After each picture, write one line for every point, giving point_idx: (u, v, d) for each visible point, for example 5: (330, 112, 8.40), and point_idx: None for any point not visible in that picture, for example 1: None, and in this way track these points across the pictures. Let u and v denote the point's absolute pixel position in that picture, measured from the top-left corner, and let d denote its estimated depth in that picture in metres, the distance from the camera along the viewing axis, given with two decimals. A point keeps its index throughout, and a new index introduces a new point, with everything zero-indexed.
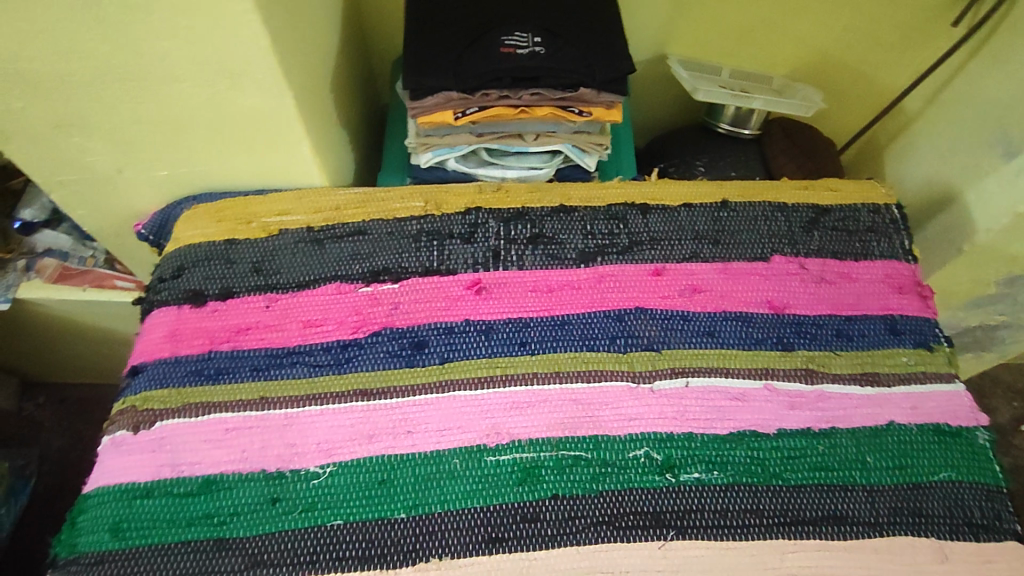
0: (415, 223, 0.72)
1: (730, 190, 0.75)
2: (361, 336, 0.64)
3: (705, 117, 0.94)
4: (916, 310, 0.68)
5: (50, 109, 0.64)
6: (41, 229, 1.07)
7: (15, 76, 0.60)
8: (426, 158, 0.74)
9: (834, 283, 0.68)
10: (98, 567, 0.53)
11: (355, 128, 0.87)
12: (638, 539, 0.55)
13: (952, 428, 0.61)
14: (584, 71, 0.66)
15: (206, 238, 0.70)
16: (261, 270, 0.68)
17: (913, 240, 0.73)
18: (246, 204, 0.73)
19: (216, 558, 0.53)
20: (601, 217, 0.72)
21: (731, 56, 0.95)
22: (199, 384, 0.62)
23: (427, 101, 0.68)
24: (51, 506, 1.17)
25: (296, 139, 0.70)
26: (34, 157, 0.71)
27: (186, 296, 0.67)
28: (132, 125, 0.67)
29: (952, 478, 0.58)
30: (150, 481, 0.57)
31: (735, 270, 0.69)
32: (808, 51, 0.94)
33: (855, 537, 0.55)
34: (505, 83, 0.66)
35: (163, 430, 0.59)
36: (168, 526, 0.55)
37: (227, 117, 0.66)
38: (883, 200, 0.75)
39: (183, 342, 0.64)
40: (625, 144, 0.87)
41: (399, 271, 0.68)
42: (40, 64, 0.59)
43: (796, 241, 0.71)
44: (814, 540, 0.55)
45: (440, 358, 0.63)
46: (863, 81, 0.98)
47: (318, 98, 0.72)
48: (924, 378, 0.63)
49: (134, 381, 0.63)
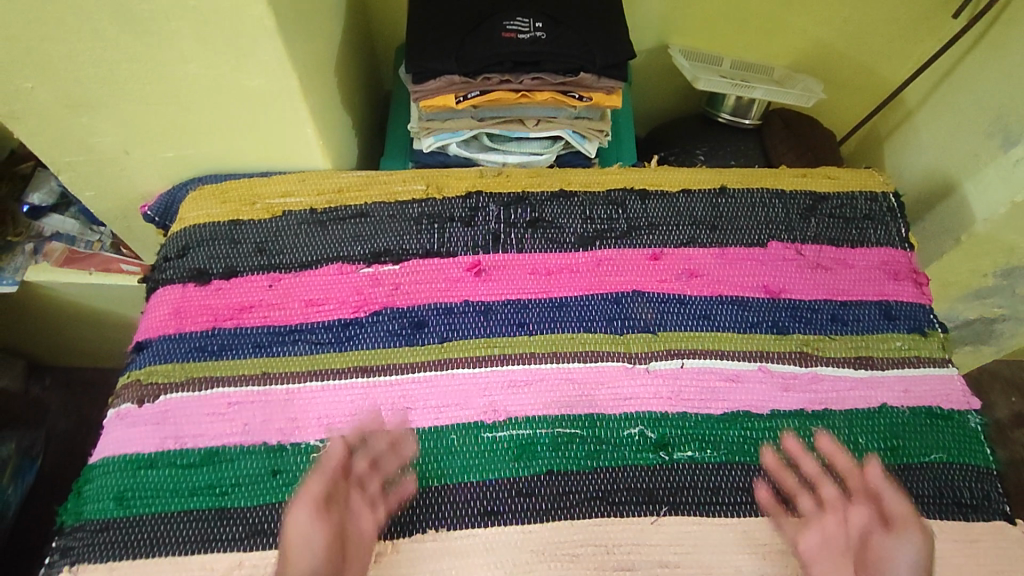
0: (416, 206, 0.73)
1: (729, 177, 0.75)
2: (362, 315, 0.65)
3: (706, 107, 0.95)
4: (911, 296, 0.68)
5: (59, 89, 0.65)
6: (48, 213, 1.11)
7: (25, 56, 0.61)
8: (428, 143, 0.76)
9: (831, 269, 0.69)
10: (102, 534, 0.54)
11: (359, 113, 0.88)
12: (632, 514, 0.55)
13: (943, 412, 0.61)
14: (584, 56, 0.67)
15: (210, 218, 0.72)
16: (265, 250, 0.69)
17: (910, 228, 0.73)
18: (250, 185, 0.74)
19: (218, 527, 0.55)
20: (600, 202, 0.73)
21: (733, 46, 0.96)
22: (203, 359, 0.63)
23: (429, 84, 0.69)
24: (56, 487, 1.18)
25: (299, 122, 0.71)
26: (44, 137, 0.72)
27: (191, 275, 0.68)
28: (139, 105, 0.68)
29: (943, 459, 0.59)
30: (154, 452, 0.58)
31: (732, 255, 0.69)
32: (810, 43, 0.94)
33: None
34: (506, 66, 0.67)
35: (166, 403, 0.60)
36: (172, 496, 0.56)
37: (233, 98, 0.67)
38: (881, 189, 0.75)
39: (187, 319, 0.65)
40: (626, 132, 0.87)
41: (400, 253, 0.69)
42: (50, 44, 0.60)
43: (793, 227, 0.71)
44: None
45: (439, 337, 0.64)
46: (864, 73, 0.98)
47: (322, 81, 0.73)
48: (917, 362, 0.64)
49: (139, 357, 0.64)
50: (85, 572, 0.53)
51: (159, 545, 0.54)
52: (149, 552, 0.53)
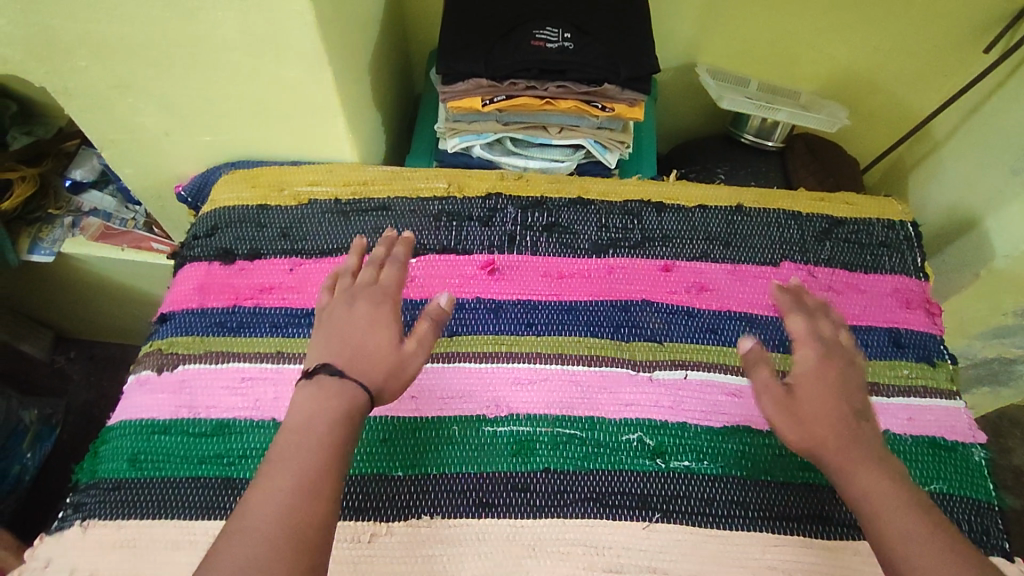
0: (437, 203, 0.75)
1: (746, 195, 0.76)
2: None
3: (730, 127, 0.96)
4: (922, 325, 0.68)
5: (108, 69, 0.69)
6: (88, 189, 1.16)
7: (80, 36, 0.65)
8: (452, 143, 0.78)
9: (842, 293, 0.69)
10: (114, 493, 0.57)
11: (389, 111, 0.91)
12: (624, 518, 0.56)
13: (947, 443, 0.61)
14: (608, 68, 0.69)
15: (240, 201, 0.75)
16: (289, 236, 0.72)
17: (926, 258, 0.73)
18: (279, 173, 0.77)
19: (223, 495, 0.56)
20: (616, 212, 0.74)
21: (760, 69, 0.97)
22: (221, 335, 0.65)
23: (458, 86, 0.71)
24: (72, 456, 1.22)
25: (331, 114, 0.74)
26: (91, 114, 0.76)
27: (216, 254, 0.71)
28: (182, 89, 0.72)
29: (943, 491, 0.58)
30: (168, 419, 0.60)
31: (743, 272, 0.70)
32: (837, 70, 0.95)
33: (837, 537, 0.56)
34: (532, 73, 0.69)
35: (184, 373, 0.63)
36: (181, 462, 0.58)
37: (270, 88, 0.71)
38: (899, 217, 0.75)
39: (209, 296, 0.68)
40: (648, 145, 0.88)
41: (418, 247, 0.71)
42: (104, 26, 0.64)
43: (807, 249, 0.72)
44: (797, 537, 0.56)
45: (449, 330, 0.66)
46: (891, 103, 0.98)
47: (356, 77, 0.76)
48: (923, 391, 0.64)
49: (162, 328, 0.67)
50: (94, 527, 0.55)
51: (165, 507, 0.56)
52: (155, 513, 0.55)
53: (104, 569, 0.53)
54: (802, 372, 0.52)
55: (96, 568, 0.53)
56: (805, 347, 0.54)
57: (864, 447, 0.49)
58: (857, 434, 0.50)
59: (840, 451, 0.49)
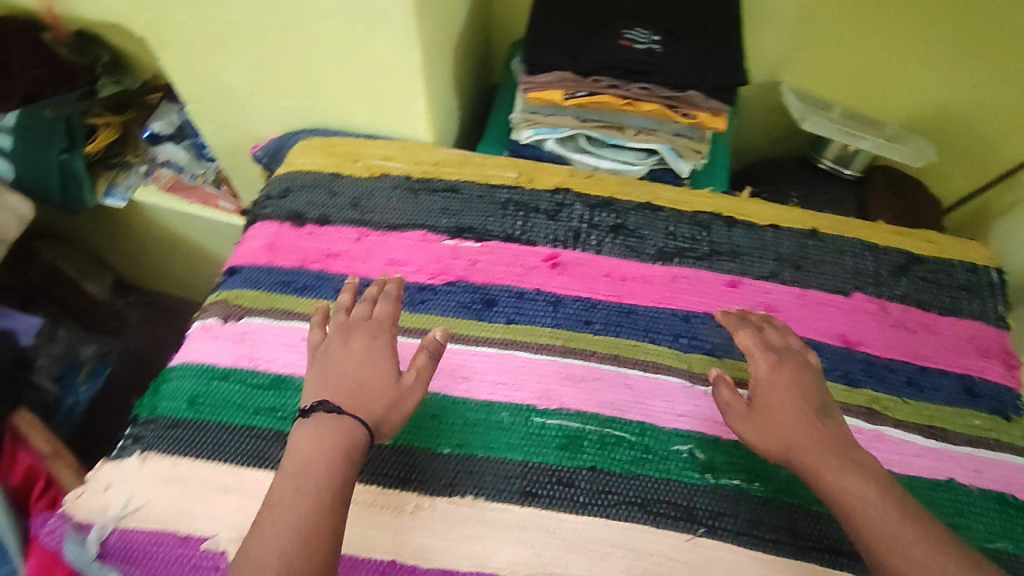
0: (505, 191, 0.75)
1: (821, 220, 0.74)
2: (438, 282, 0.68)
3: (809, 150, 0.93)
4: (998, 376, 0.65)
5: (206, 25, 0.71)
6: (163, 141, 1.19)
7: None
8: (526, 134, 0.77)
9: (915, 332, 0.66)
10: (172, 430, 0.59)
11: (465, 96, 0.91)
12: (668, 528, 0.55)
13: (1015, 502, 0.58)
14: (698, 74, 0.67)
15: (314, 167, 0.76)
16: (358, 206, 0.73)
17: (1008, 308, 0.70)
18: (354, 144, 0.78)
19: (273, 447, 0.57)
20: (686, 221, 0.73)
21: (847, 94, 0.94)
22: (285, 293, 0.67)
23: (543, 78, 0.69)
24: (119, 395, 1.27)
25: (412, 92, 0.74)
26: (183, 67, 0.78)
27: (287, 215, 0.72)
28: (273, 51, 0.73)
29: (1006, 550, 0.55)
30: (229, 366, 0.62)
31: (812, 298, 0.68)
32: (930, 103, 0.91)
33: None
34: (617, 72, 0.67)
35: (248, 325, 0.64)
36: (238, 409, 0.59)
37: (356, 59, 0.71)
38: (982, 262, 0.72)
39: (278, 255, 0.70)
40: (721, 158, 0.86)
41: (483, 232, 0.71)
42: None
43: (881, 283, 0.69)
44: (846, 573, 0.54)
45: (505, 318, 0.66)
46: (982, 144, 0.94)
47: (441, 58, 0.76)
48: (993, 445, 0.61)
49: (230, 280, 0.69)
50: (152, 460, 0.57)
51: (218, 450, 0.57)
52: (208, 455, 0.57)
53: (158, 501, 0.55)
54: (761, 393, 0.55)
55: (151, 499, 0.55)
56: (757, 360, 0.57)
57: (824, 441, 0.52)
58: (822, 433, 0.52)
59: (809, 455, 0.51)
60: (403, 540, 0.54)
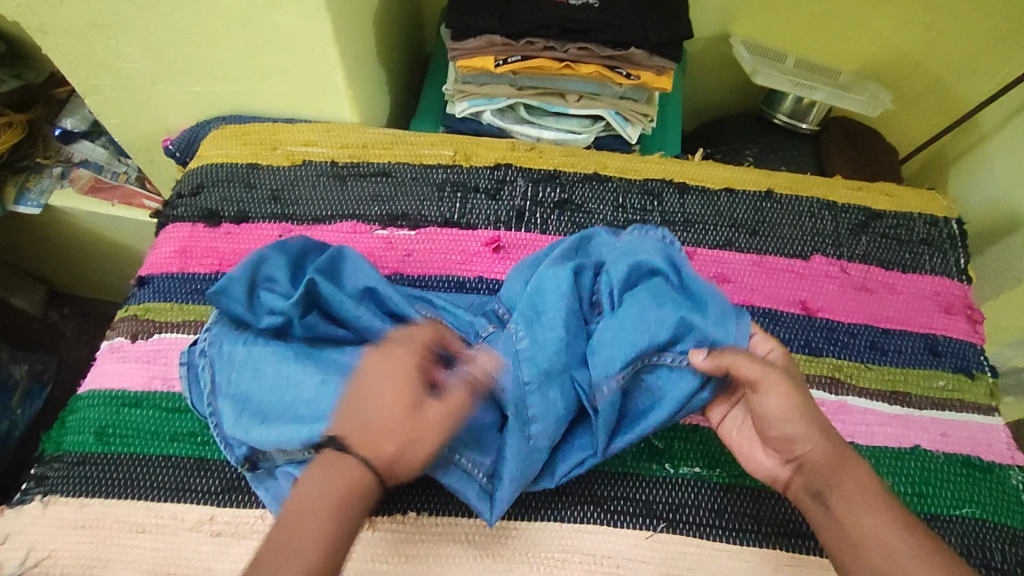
0: (442, 171, 0.69)
1: (777, 180, 0.70)
2: (915, 336, 0.62)
3: (762, 106, 0.88)
4: (961, 333, 0.63)
5: (89, 7, 0.61)
6: (80, 139, 1.00)
7: None
8: (461, 107, 0.72)
9: (875, 293, 0.64)
10: (81, 467, 0.54)
11: (401, 68, 0.85)
12: (625, 526, 0.53)
13: (982, 463, 0.57)
14: (639, 29, 0.63)
15: (229, 159, 0.70)
16: (279, 199, 0.67)
17: (970, 260, 0.68)
18: (272, 129, 0.71)
19: (193, 477, 0.54)
20: (635, 190, 0.68)
21: (801, 48, 0.88)
22: (202, 302, 0.62)
23: (470, 43, 0.65)
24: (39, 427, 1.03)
25: (330, 69, 0.66)
26: (69, 57, 0.68)
27: (201, 214, 0.67)
28: (162, 30, 0.63)
29: (975, 515, 0.54)
30: (141, 391, 0.57)
31: (769, 264, 0.65)
32: (883, 49, 0.86)
33: None
34: (552, 32, 0.63)
35: (160, 342, 0.60)
36: (153, 439, 0.55)
37: (267, 38, 0.62)
38: (943, 213, 0.69)
39: (190, 259, 0.64)
40: (672, 120, 0.80)
41: (419, 219, 0.66)
42: None
43: (841, 243, 0.66)
44: (788, 553, 0.52)
45: (855, 358, 0.61)
46: (935, 88, 0.89)
47: (360, 30, 0.68)
48: (957, 406, 0.59)
49: (140, 292, 0.63)
50: (55, 503, 0.53)
51: (132, 486, 0.53)
52: (123, 493, 0.53)
53: (63, 548, 0.51)
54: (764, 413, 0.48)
55: (55, 548, 0.51)
56: (777, 389, 0.47)
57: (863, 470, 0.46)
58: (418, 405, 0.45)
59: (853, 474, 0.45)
60: (425, 563, 0.51)
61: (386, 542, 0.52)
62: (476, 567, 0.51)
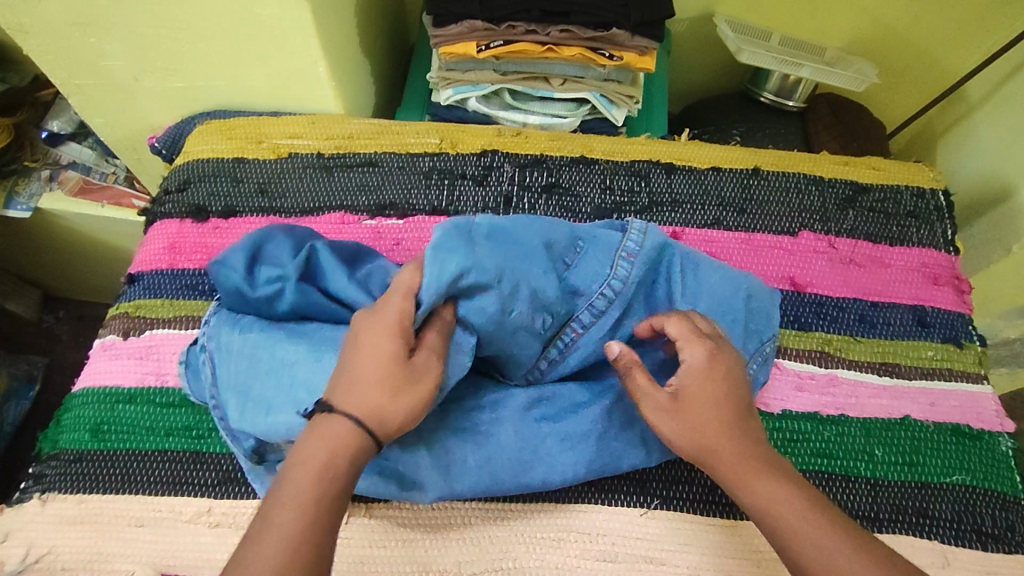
0: (428, 159, 0.69)
1: (764, 157, 0.71)
2: (902, 308, 0.63)
3: (749, 85, 0.88)
4: (950, 304, 0.63)
5: (67, 4, 0.61)
6: (67, 141, 1.00)
7: None
8: (446, 95, 0.71)
9: (864, 266, 0.64)
10: (77, 464, 0.55)
11: (385, 57, 0.84)
12: (619, 504, 0.53)
13: (972, 431, 0.57)
14: (621, 9, 0.62)
15: (215, 154, 0.70)
16: (266, 192, 0.67)
17: (957, 231, 0.68)
18: (257, 123, 0.71)
19: (190, 470, 0.54)
20: (622, 172, 0.68)
21: (787, 25, 0.88)
22: (192, 298, 0.62)
23: (452, 29, 0.65)
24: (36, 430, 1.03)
25: (312, 60, 0.65)
26: (49, 56, 0.67)
27: (189, 210, 0.67)
28: (142, 25, 0.62)
29: (965, 482, 0.55)
30: (135, 387, 0.58)
31: (757, 242, 0.65)
32: (868, 23, 0.86)
33: None
34: (533, 15, 0.63)
35: (152, 338, 0.60)
36: (148, 434, 0.56)
37: (247, 29, 0.62)
38: (929, 185, 0.70)
39: (179, 255, 0.64)
40: (658, 101, 0.80)
41: (406, 207, 0.66)
42: None
43: (828, 218, 0.67)
44: None
45: (842, 331, 0.61)
46: (922, 60, 0.89)
47: (341, 19, 0.67)
48: (947, 375, 0.60)
49: (130, 290, 0.63)
50: (53, 501, 0.53)
51: (129, 481, 0.54)
52: (120, 488, 0.53)
53: (62, 545, 0.52)
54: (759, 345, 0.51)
55: (54, 545, 0.52)
56: (692, 346, 0.48)
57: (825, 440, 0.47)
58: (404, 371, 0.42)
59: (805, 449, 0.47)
60: (422, 547, 0.51)
61: (383, 528, 0.52)
62: (473, 549, 0.51)
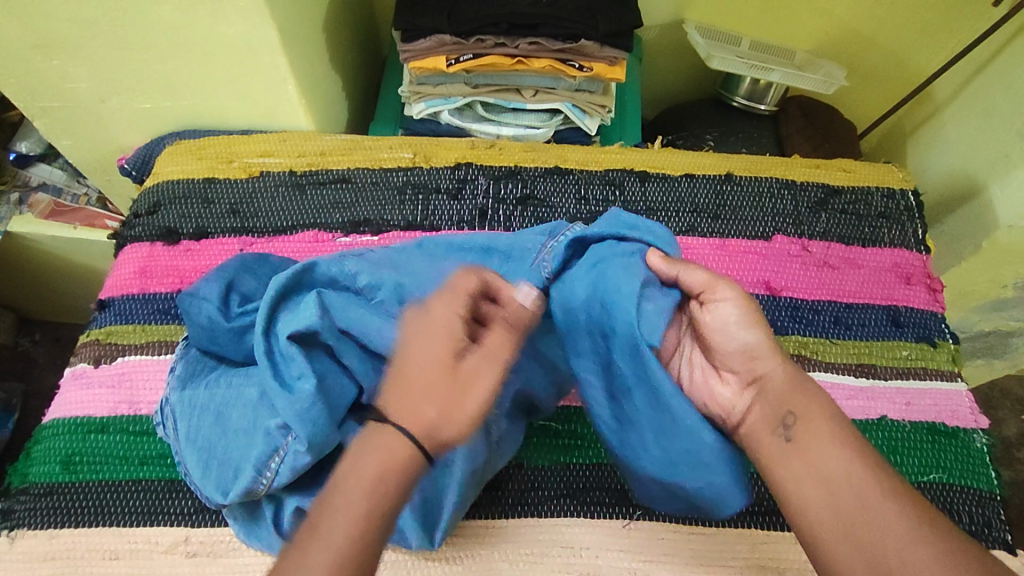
0: (402, 173, 0.69)
1: (736, 163, 0.71)
2: (876, 308, 0.63)
3: (720, 89, 0.89)
4: (922, 302, 0.64)
5: (26, 28, 0.60)
6: (37, 163, 0.98)
7: None
8: (417, 109, 0.71)
9: (838, 269, 0.65)
10: (48, 498, 0.53)
11: (357, 70, 0.84)
12: (603, 517, 0.53)
13: (947, 428, 0.58)
14: (588, 20, 0.63)
15: (185, 174, 0.69)
16: (238, 212, 0.66)
17: (928, 231, 0.69)
18: (228, 142, 0.70)
19: (165, 499, 0.53)
20: (596, 182, 0.68)
21: (756, 29, 0.89)
22: (164, 323, 0.61)
23: (420, 43, 0.65)
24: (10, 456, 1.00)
25: (281, 77, 0.65)
26: (11, 80, 0.66)
27: (159, 232, 0.65)
28: (106, 46, 0.61)
29: (942, 480, 0.55)
30: (107, 416, 0.57)
31: (732, 247, 0.66)
32: (835, 27, 0.87)
33: None
34: (501, 28, 0.63)
35: (123, 365, 0.59)
36: (122, 463, 0.55)
37: (212, 49, 0.61)
38: (899, 185, 0.70)
39: (151, 279, 0.63)
40: (631, 109, 0.81)
41: (381, 224, 0.65)
42: None
43: (801, 222, 0.67)
44: (761, 530, 0.53)
45: (819, 334, 0.62)
46: (888, 61, 0.90)
47: (309, 34, 0.67)
48: (922, 374, 0.60)
49: (101, 316, 0.62)
50: (23, 537, 0.52)
51: (102, 513, 0.53)
52: (94, 521, 0.52)
53: None
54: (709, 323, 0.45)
55: None
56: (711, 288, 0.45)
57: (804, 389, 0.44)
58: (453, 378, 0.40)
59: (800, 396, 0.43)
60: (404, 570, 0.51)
61: None
62: (456, 568, 0.51)
